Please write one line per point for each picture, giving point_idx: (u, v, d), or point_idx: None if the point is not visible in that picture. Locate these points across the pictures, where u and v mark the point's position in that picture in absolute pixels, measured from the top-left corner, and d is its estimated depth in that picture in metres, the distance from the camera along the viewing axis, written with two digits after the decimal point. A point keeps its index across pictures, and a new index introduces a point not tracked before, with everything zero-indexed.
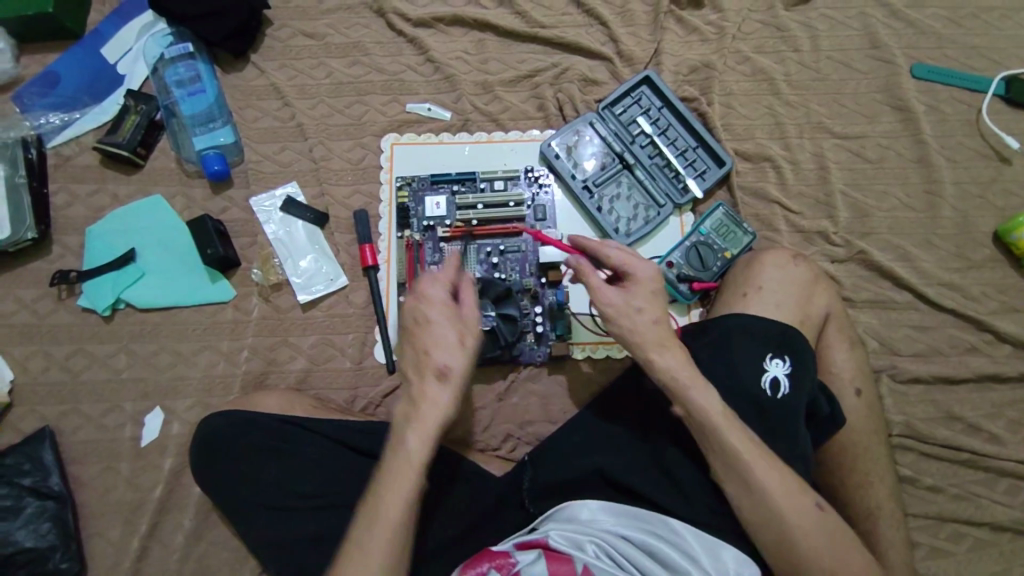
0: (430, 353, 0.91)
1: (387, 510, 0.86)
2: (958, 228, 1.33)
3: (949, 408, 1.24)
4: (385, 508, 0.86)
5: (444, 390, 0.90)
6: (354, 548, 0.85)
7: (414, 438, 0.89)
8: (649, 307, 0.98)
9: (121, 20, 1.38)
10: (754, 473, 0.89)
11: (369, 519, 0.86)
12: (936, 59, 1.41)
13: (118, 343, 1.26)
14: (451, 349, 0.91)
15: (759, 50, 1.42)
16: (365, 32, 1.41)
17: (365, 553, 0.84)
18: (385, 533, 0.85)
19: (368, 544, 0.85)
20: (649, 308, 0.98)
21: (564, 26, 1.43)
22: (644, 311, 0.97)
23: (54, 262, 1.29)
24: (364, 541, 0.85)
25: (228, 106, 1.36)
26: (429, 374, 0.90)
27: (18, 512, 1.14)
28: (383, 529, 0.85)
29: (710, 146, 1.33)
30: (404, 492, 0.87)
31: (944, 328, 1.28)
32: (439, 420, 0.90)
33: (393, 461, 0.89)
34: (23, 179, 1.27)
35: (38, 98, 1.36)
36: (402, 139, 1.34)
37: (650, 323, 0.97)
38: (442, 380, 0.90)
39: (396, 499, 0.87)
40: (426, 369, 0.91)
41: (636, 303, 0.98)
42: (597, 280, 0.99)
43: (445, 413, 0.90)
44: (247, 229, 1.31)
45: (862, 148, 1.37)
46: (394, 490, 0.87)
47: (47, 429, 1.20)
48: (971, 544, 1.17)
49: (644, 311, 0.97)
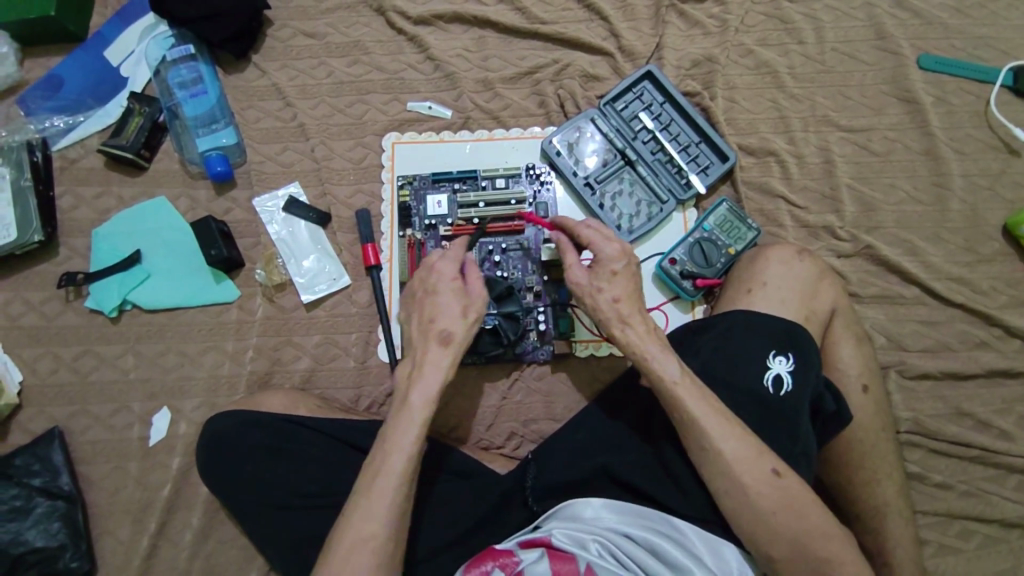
0: (434, 320, 0.98)
1: (391, 459, 0.89)
2: (967, 221, 1.31)
3: (957, 404, 1.23)
4: (388, 458, 0.89)
5: (446, 352, 0.96)
6: (359, 498, 0.88)
7: (417, 394, 0.93)
8: (626, 295, 1.03)
9: (123, 22, 1.39)
10: (757, 471, 0.88)
11: (373, 469, 0.90)
12: (943, 49, 1.39)
13: (125, 344, 1.27)
14: (453, 316, 0.98)
15: (763, 43, 1.40)
16: (365, 30, 1.41)
17: (370, 499, 0.87)
18: (389, 479, 0.88)
19: (373, 490, 0.88)
20: (624, 297, 1.03)
21: (564, 21, 1.42)
22: (619, 299, 1.03)
23: (61, 264, 1.31)
24: (369, 488, 0.88)
25: (230, 108, 1.37)
26: (432, 338, 0.96)
27: (28, 513, 1.16)
28: (387, 477, 0.88)
29: (714, 141, 1.31)
30: (405, 442, 0.90)
31: (953, 323, 1.27)
32: (440, 377, 0.94)
33: (396, 416, 0.93)
34: (29, 183, 1.28)
35: (43, 102, 1.37)
36: (403, 138, 1.34)
37: (626, 312, 1.02)
38: (444, 344, 0.96)
39: (399, 450, 0.90)
40: (429, 334, 0.97)
41: (612, 290, 1.03)
42: (571, 261, 1.08)
43: (446, 373, 0.95)
44: (251, 230, 1.32)
45: (868, 141, 1.35)
46: (396, 441, 0.90)
47: (55, 429, 1.21)
48: (981, 541, 1.16)
49: (619, 298, 1.03)
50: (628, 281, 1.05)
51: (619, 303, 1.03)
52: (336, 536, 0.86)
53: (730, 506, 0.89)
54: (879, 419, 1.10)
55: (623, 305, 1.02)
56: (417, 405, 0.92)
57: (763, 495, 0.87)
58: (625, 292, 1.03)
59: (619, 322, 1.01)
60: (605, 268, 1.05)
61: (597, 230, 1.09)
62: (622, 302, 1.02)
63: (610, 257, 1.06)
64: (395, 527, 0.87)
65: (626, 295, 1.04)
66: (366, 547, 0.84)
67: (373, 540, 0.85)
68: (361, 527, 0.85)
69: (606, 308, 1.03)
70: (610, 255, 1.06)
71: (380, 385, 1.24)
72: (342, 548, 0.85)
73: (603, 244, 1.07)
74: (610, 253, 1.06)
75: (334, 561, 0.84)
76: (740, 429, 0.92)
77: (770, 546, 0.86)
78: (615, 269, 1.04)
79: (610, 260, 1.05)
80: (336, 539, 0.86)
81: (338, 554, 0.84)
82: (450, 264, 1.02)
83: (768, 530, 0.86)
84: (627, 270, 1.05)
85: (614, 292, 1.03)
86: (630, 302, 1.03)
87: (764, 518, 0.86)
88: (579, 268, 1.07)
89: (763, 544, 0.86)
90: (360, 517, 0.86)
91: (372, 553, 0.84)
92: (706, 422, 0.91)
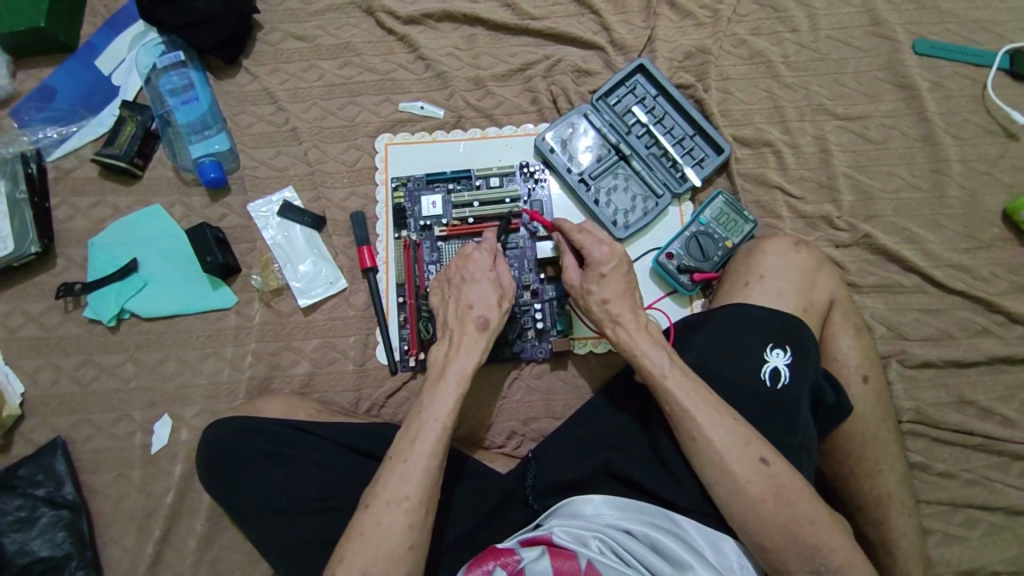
0: (471, 304, 1.03)
1: (426, 426, 0.92)
2: (966, 208, 1.30)
3: (960, 392, 1.22)
4: (424, 425, 0.93)
5: (481, 335, 1.01)
6: (396, 460, 0.91)
7: (454, 370, 0.97)
8: (616, 296, 1.04)
9: (113, 31, 1.39)
10: (752, 466, 0.88)
11: (410, 434, 0.93)
12: (939, 34, 1.37)
13: (124, 352, 1.28)
14: (488, 304, 1.03)
15: (756, 32, 1.39)
16: (355, 31, 1.40)
17: (408, 461, 0.90)
18: (425, 444, 0.91)
19: (410, 453, 0.91)
20: (614, 298, 1.04)
21: (555, 16, 1.41)
22: (608, 301, 1.04)
23: (59, 274, 1.31)
24: (406, 451, 0.91)
25: (222, 114, 1.37)
26: (468, 321, 1.02)
27: (34, 522, 1.17)
28: (422, 444, 0.91)
29: (708, 133, 1.30)
30: (442, 411, 0.94)
31: (954, 310, 1.26)
32: (475, 357, 0.99)
33: (432, 388, 0.96)
34: (24, 196, 1.29)
35: (36, 113, 1.37)
36: (396, 139, 1.34)
37: (615, 313, 1.03)
38: (480, 328, 1.01)
39: (435, 417, 0.93)
40: (465, 318, 1.02)
41: (602, 292, 1.05)
42: (569, 262, 1.12)
43: (480, 354, 1.00)
44: (246, 236, 1.32)
45: (864, 129, 1.34)
46: (433, 410, 0.94)
47: (58, 439, 1.22)
48: (985, 529, 1.16)
49: (608, 300, 1.04)
50: (620, 282, 1.06)
51: (608, 304, 1.04)
52: (373, 496, 0.88)
53: (726, 501, 0.88)
54: (879, 409, 1.09)
55: (612, 305, 1.04)
56: (454, 379, 0.96)
57: (760, 490, 0.87)
58: (615, 293, 1.05)
59: (610, 323, 1.04)
60: (595, 270, 1.06)
61: (586, 233, 1.09)
62: (611, 303, 1.04)
63: (599, 260, 1.06)
64: (429, 489, 0.89)
65: (617, 296, 1.05)
66: (399, 506, 0.87)
67: (408, 499, 0.87)
68: (397, 486, 0.88)
69: (598, 310, 1.05)
70: (599, 258, 1.07)
71: (380, 388, 1.25)
72: (379, 505, 0.87)
73: (592, 248, 1.07)
74: (600, 256, 1.07)
75: (371, 517, 0.86)
76: (735, 423, 0.91)
77: (768, 542, 0.85)
78: (604, 272, 1.05)
79: (600, 262, 1.06)
80: (372, 498, 0.88)
81: (376, 511, 0.87)
82: (485, 255, 1.08)
83: (766, 525, 0.85)
84: (617, 271, 1.06)
85: (603, 294, 1.05)
86: (620, 303, 1.04)
87: (761, 513, 0.86)
88: (575, 269, 1.11)
89: (761, 540, 0.86)
90: (397, 477, 0.89)
91: (405, 512, 0.86)
92: (701, 419, 0.91)
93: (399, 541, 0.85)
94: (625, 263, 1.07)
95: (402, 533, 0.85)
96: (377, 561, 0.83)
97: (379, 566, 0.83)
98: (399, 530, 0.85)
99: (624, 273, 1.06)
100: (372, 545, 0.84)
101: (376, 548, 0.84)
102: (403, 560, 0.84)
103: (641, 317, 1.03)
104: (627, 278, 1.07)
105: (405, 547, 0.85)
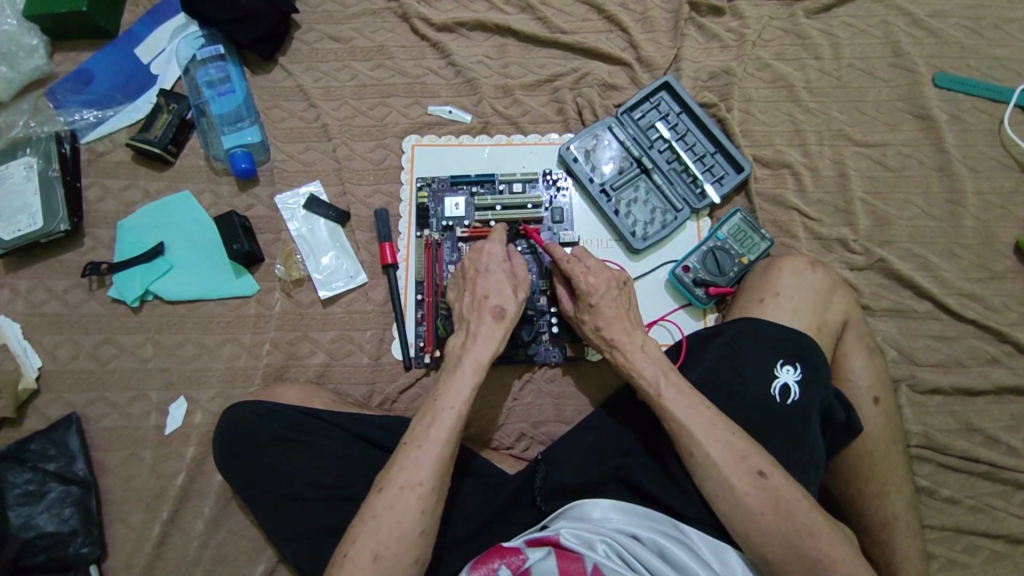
0: (488, 296, 1.05)
1: (442, 412, 0.94)
2: (979, 238, 1.32)
3: (968, 420, 1.23)
4: (439, 412, 0.94)
5: (497, 325, 1.02)
6: (410, 445, 0.92)
7: (470, 359, 0.99)
8: (611, 322, 1.07)
9: (154, 21, 1.43)
10: (751, 480, 0.88)
11: (425, 421, 0.94)
12: (958, 68, 1.41)
13: (145, 333, 1.30)
14: (504, 294, 1.05)
15: (780, 57, 1.42)
16: (390, 36, 1.44)
17: (422, 448, 0.91)
18: (440, 431, 0.92)
19: (425, 439, 0.92)
20: (608, 324, 1.07)
21: (585, 31, 1.45)
22: (602, 328, 1.07)
23: (85, 254, 1.34)
24: (421, 437, 0.92)
25: (255, 108, 1.40)
26: (485, 311, 1.03)
27: (41, 497, 1.18)
28: (438, 431, 0.92)
29: (729, 152, 1.33)
30: (457, 399, 0.95)
31: (965, 338, 1.27)
32: (491, 347, 1.01)
33: (448, 376, 0.98)
34: (56, 173, 1.32)
35: (72, 95, 1.40)
36: (423, 140, 1.37)
37: (610, 337, 1.06)
38: (496, 319, 1.03)
39: (451, 403, 0.95)
40: (481, 308, 1.04)
41: (594, 320, 1.08)
42: (562, 292, 1.16)
43: (497, 343, 1.01)
44: (271, 226, 1.35)
45: (883, 156, 1.37)
46: (449, 398, 0.95)
47: (73, 415, 1.24)
48: (986, 556, 1.16)
49: (603, 327, 1.07)
50: (611, 308, 1.08)
51: (603, 330, 1.07)
52: (386, 480, 0.89)
53: (725, 514, 0.89)
54: (888, 433, 1.10)
55: (607, 331, 1.07)
56: (470, 369, 0.98)
57: (759, 502, 0.87)
58: (608, 319, 1.07)
59: (608, 346, 1.07)
60: (585, 300, 1.09)
61: (574, 261, 1.11)
62: (606, 329, 1.07)
63: (586, 290, 1.09)
64: (441, 476, 0.90)
65: (610, 321, 1.08)
66: (414, 491, 0.88)
67: (422, 485, 0.88)
68: (411, 471, 0.89)
69: (594, 337, 1.09)
70: (587, 287, 1.10)
71: (393, 383, 1.26)
72: (393, 489, 0.88)
73: (578, 277, 1.10)
74: (586, 286, 1.09)
75: (385, 501, 0.87)
76: (734, 437, 0.92)
77: (770, 553, 0.85)
78: (593, 302, 1.08)
79: (587, 292, 1.09)
80: (386, 482, 0.89)
81: (390, 495, 0.88)
82: (497, 249, 1.11)
83: (766, 537, 0.86)
84: (607, 298, 1.09)
85: (596, 321, 1.08)
86: (615, 327, 1.07)
87: (757, 526, 0.86)
88: (569, 300, 1.15)
89: (762, 552, 0.86)
90: (412, 462, 0.90)
91: (419, 498, 0.87)
92: (702, 433, 0.92)
93: (410, 526, 0.86)
94: (613, 288, 1.10)
95: (415, 519, 0.86)
96: (389, 543, 0.84)
97: (390, 549, 0.84)
98: (412, 514, 0.86)
99: (613, 298, 1.09)
100: (385, 528, 0.85)
101: (389, 532, 0.85)
102: (414, 546, 0.85)
103: (638, 337, 1.05)
104: (617, 302, 1.09)
105: (416, 534, 0.86)
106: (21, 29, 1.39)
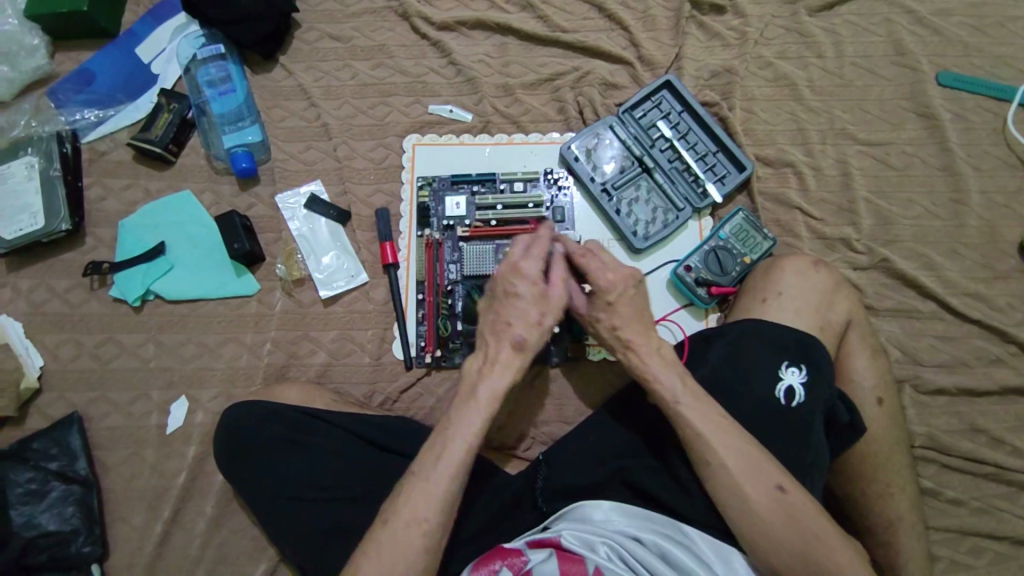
0: (512, 324, 1.01)
1: (452, 446, 0.93)
2: (983, 238, 1.31)
3: (972, 420, 1.23)
4: (449, 447, 0.93)
5: (517, 357, 1.00)
6: (418, 477, 0.91)
7: (486, 390, 0.97)
8: (627, 323, 1.05)
9: (155, 20, 1.43)
10: (754, 482, 0.88)
11: (434, 453, 0.93)
12: (961, 67, 1.40)
13: (146, 332, 1.30)
14: (529, 323, 1.01)
15: (782, 55, 1.42)
16: (390, 35, 1.44)
17: (429, 481, 0.91)
18: (449, 465, 0.91)
19: (434, 472, 0.91)
20: (625, 325, 1.05)
21: (586, 30, 1.44)
22: (618, 328, 1.05)
23: (87, 253, 1.34)
24: (430, 469, 0.91)
25: (256, 107, 1.40)
26: (507, 341, 1.00)
27: (44, 496, 1.18)
28: (447, 464, 0.91)
29: (731, 151, 1.32)
30: (468, 432, 0.94)
31: (969, 339, 1.27)
32: (508, 378, 0.99)
33: (460, 407, 0.97)
34: (57, 172, 1.32)
35: (73, 94, 1.40)
36: (424, 140, 1.37)
37: (627, 339, 1.04)
38: (518, 350, 1.00)
39: (462, 437, 0.94)
40: (504, 335, 1.01)
41: (611, 319, 1.05)
42: (573, 287, 1.11)
43: (515, 374, 0.99)
44: (272, 225, 1.35)
45: (886, 156, 1.36)
46: (459, 431, 0.94)
47: (74, 414, 1.24)
48: (991, 558, 1.15)
49: (619, 328, 1.05)
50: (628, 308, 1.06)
51: (619, 331, 1.05)
52: (392, 512, 0.89)
53: (727, 515, 0.89)
54: (892, 433, 1.10)
55: (624, 332, 1.04)
56: (485, 399, 0.96)
57: (761, 504, 0.87)
58: (625, 320, 1.05)
59: (622, 347, 1.04)
60: (602, 298, 1.06)
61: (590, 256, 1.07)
62: (622, 330, 1.04)
63: (605, 288, 1.06)
64: (446, 510, 0.90)
65: (627, 322, 1.05)
66: (419, 526, 0.88)
67: (428, 521, 0.88)
68: (417, 505, 0.89)
69: (609, 337, 1.06)
70: (606, 285, 1.06)
71: (394, 383, 1.26)
72: (399, 523, 0.88)
73: (598, 274, 1.06)
74: (606, 284, 1.06)
75: (389, 533, 0.87)
76: (737, 438, 0.92)
77: (773, 555, 0.85)
78: (611, 300, 1.05)
79: (606, 290, 1.06)
80: (391, 514, 0.89)
81: (395, 528, 0.87)
82: (534, 269, 1.03)
83: (768, 539, 0.86)
84: (624, 297, 1.06)
85: (613, 321, 1.05)
86: (632, 329, 1.04)
87: (760, 529, 0.86)
88: (579, 296, 1.10)
89: (765, 553, 0.86)
90: (418, 495, 0.90)
91: (424, 533, 0.87)
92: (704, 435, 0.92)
93: (414, 560, 0.86)
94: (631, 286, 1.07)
95: (418, 553, 0.86)
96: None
97: None
98: (416, 550, 0.86)
99: (632, 297, 1.07)
100: (388, 562, 0.85)
101: (392, 566, 0.85)
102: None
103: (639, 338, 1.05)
104: (635, 301, 1.07)
105: (419, 567, 0.86)
106: (21, 28, 1.39)
